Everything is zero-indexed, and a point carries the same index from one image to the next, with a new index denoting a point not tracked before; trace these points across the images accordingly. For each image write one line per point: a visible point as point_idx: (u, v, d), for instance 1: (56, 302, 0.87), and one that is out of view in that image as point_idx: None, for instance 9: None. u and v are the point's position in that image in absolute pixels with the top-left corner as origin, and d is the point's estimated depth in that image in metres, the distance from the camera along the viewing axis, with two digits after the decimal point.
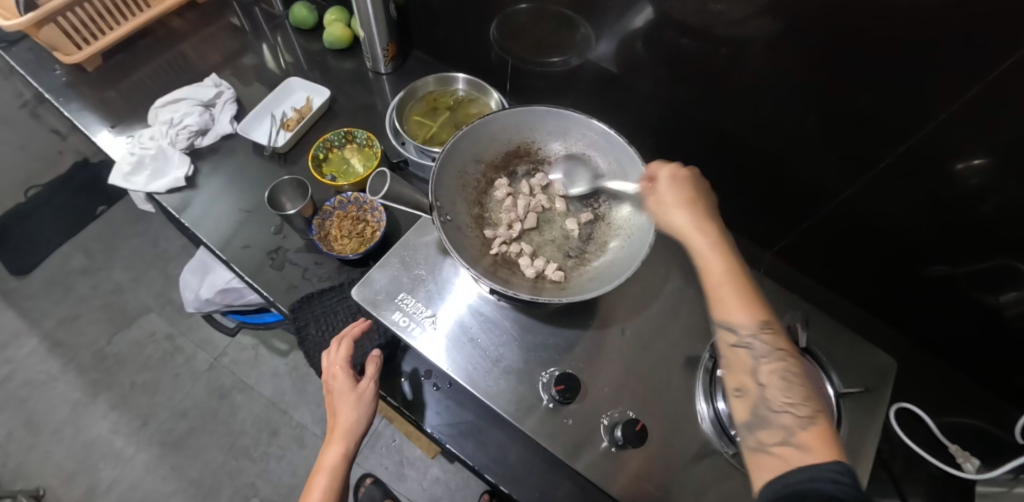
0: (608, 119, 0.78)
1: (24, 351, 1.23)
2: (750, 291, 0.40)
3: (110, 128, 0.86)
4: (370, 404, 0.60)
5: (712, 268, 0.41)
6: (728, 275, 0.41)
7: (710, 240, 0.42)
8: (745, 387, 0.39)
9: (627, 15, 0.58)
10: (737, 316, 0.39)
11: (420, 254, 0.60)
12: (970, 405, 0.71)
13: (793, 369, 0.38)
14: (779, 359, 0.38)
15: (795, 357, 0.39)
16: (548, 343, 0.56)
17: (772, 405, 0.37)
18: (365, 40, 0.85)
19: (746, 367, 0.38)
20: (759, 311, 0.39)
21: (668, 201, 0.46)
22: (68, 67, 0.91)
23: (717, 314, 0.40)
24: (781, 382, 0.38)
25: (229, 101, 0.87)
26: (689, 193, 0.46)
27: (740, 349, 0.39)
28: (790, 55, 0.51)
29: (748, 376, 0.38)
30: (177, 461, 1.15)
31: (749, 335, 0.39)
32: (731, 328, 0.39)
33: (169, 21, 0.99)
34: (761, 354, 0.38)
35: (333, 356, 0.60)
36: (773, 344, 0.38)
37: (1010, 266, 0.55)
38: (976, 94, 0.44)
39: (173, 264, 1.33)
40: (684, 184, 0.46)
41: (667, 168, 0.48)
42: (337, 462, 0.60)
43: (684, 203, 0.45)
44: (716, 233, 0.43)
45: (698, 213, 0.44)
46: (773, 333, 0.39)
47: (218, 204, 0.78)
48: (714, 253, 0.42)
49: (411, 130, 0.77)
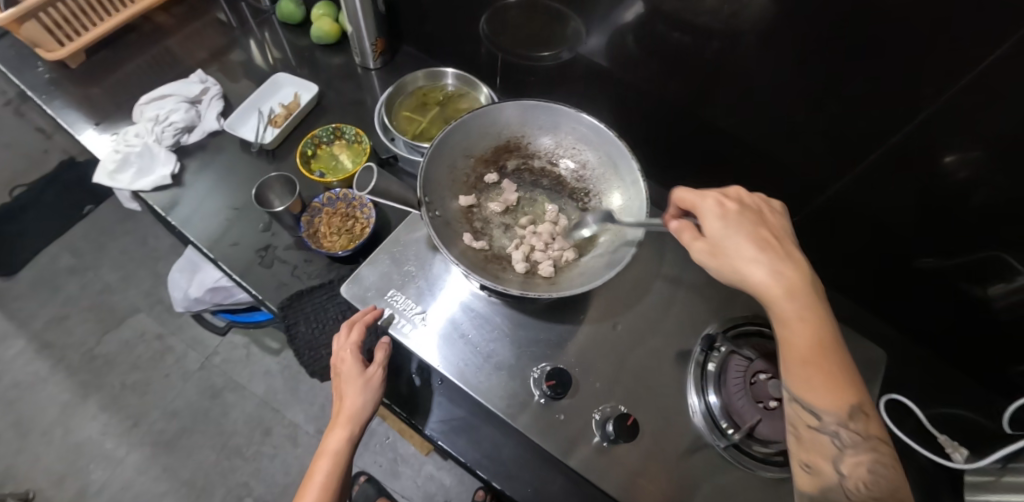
0: (599, 114, 0.78)
1: (12, 353, 1.21)
2: (839, 370, 0.37)
3: (95, 125, 0.85)
4: (376, 390, 0.57)
5: (797, 342, 0.37)
6: (816, 354, 0.37)
7: (800, 304, 0.37)
8: (820, 469, 0.37)
9: (617, 9, 0.58)
10: (823, 402, 0.37)
11: (409, 250, 0.60)
12: (960, 397, 0.72)
13: (881, 453, 0.37)
14: (866, 450, 0.36)
15: (884, 443, 0.37)
16: (539, 339, 0.56)
17: (849, 493, 0.36)
18: (353, 35, 0.84)
19: (826, 453, 0.37)
20: (848, 395, 0.37)
21: (734, 250, 0.39)
22: (50, 64, 0.89)
23: (801, 395, 0.38)
24: (866, 470, 0.36)
25: (216, 98, 0.86)
26: (755, 233, 0.40)
27: (822, 434, 0.37)
28: (782, 45, 0.50)
29: (825, 459, 0.37)
30: (169, 462, 1.14)
31: (834, 423, 0.37)
32: (813, 412, 0.37)
33: (153, 17, 0.97)
34: (847, 442, 0.37)
35: (342, 339, 0.58)
36: (859, 431, 0.37)
37: (999, 258, 0.56)
38: (967, 85, 0.44)
39: (162, 264, 1.31)
40: (741, 222, 0.41)
41: (712, 200, 0.42)
42: (340, 448, 0.57)
43: (760, 249, 0.39)
44: (803, 294, 0.38)
45: (777, 258, 0.39)
46: (863, 420, 0.37)
47: (206, 202, 0.77)
48: (801, 325, 0.37)
49: (401, 126, 0.76)
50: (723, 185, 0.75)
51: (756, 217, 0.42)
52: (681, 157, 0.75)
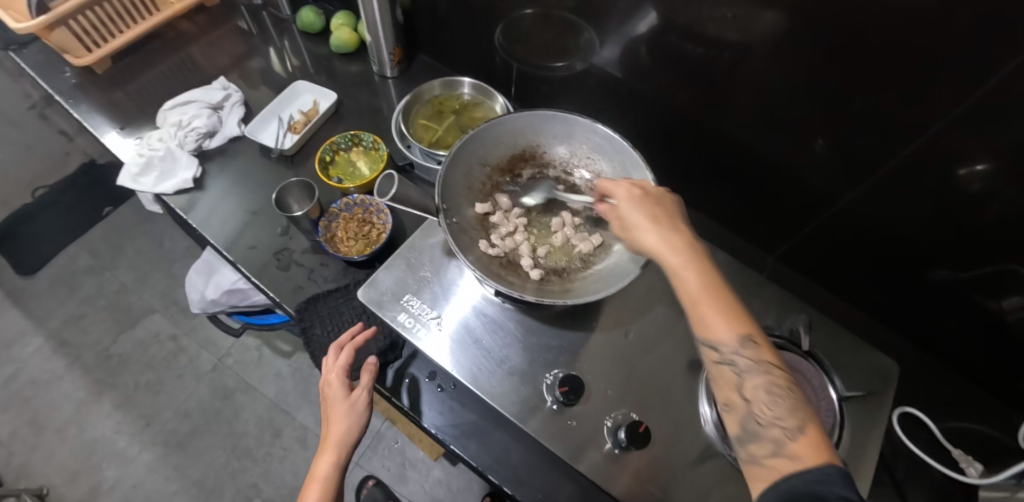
0: (612, 123, 0.79)
1: (29, 350, 1.24)
2: (731, 304, 0.39)
3: (119, 129, 0.87)
4: (361, 413, 0.60)
5: (688, 288, 0.39)
6: (704, 294, 0.39)
7: (682, 257, 0.41)
8: (732, 402, 0.38)
9: (632, 20, 0.59)
10: (718, 332, 0.38)
11: (425, 255, 0.61)
12: (974, 410, 0.71)
13: (778, 380, 0.37)
14: (763, 374, 0.37)
15: (781, 370, 0.38)
16: (552, 345, 0.57)
17: (757, 418, 0.36)
18: (371, 44, 0.86)
19: (732, 383, 0.37)
20: (739, 324, 0.38)
21: (635, 223, 0.44)
22: (78, 69, 0.92)
23: (700, 331, 0.39)
24: (767, 396, 0.36)
25: (237, 104, 0.88)
26: (652, 211, 0.44)
27: (723, 365, 0.38)
28: (794, 59, 0.51)
29: (734, 391, 0.37)
30: (180, 461, 1.15)
31: (731, 351, 0.37)
32: (713, 345, 0.38)
33: (177, 25, 1.00)
34: (745, 369, 0.37)
35: (328, 365, 0.61)
36: (756, 357, 0.37)
37: (1012, 271, 0.56)
38: (980, 98, 0.44)
39: (177, 265, 1.34)
40: (642, 201, 0.45)
41: (623, 187, 0.46)
42: (328, 474, 0.60)
43: (651, 220, 0.43)
44: (687, 248, 0.41)
45: (668, 228, 0.43)
46: (755, 347, 0.37)
47: (226, 205, 0.79)
48: (688, 272, 0.40)
49: (417, 133, 0.78)
50: (734, 196, 0.76)
51: (654, 197, 0.46)
52: (693, 166, 0.76)
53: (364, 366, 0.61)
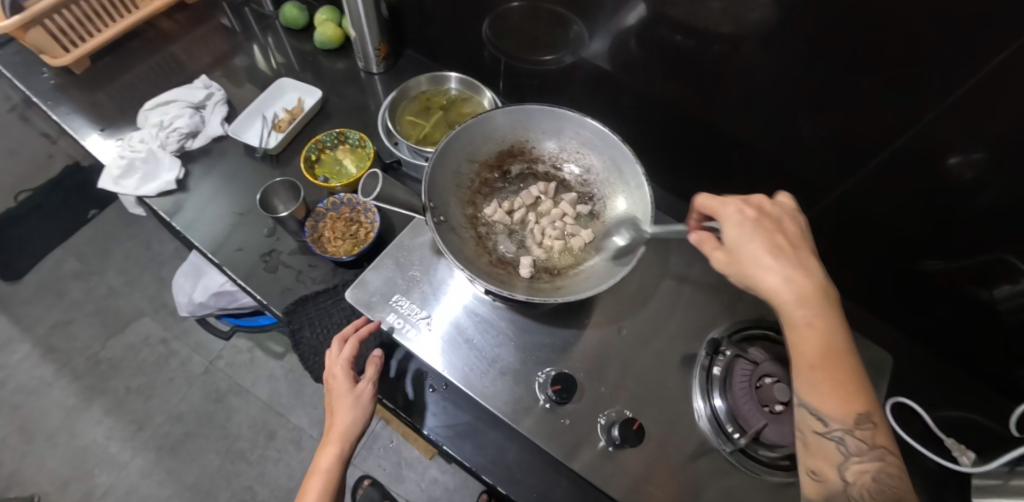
0: (602, 117, 0.78)
1: (17, 357, 1.22)
2: (850, 379, 0.38)
3: (100, 131, 0.85)
4: (368, 405, 0.59)
5: (805, 347, 0.38)
6: (822, 360, 0.38)
7: (807, 312, 0.38)
8: (824, 474, 0.39)
9: (621, 12, 0.58)
10: (832, 408, 0.38)
11: (414, 255, 0.60)
12: (967, 398, 0.71)
13: (885, 463, 0.38)
14: (875, 459, 0.37)
15: (893, 455, 0.39)
16: (543, 343, 0.56)
17: (853, 498, 0.37)
18: (356, 40, 0.84)
19: (832, 459, 0.38)
20: (855, 402, 0.38)
21: (749, 257, 0.40)
22: (56, 70, 0.90)
23: (810, 401, 0.39)
24: (872, 480, 0.37)
25: (220, 103, 0.86)
26: (772, 241, 0.41)
27: (827, 440, 0.38)
28: (785, 50, 0.50)
29: (831, 466, 0.38)
30: (174, 466, 1.14)
31: (839, 430, 0.38)
32: (821, 418, 0.38)
33: (157, 23, 0.98)
34: (853, 450, 0.38)
35: (333, 354, 0.60)
36: (866, 441, 0.38)
37: (1005, 260, 0.55)
38: (973, 86, 0.43)
39: (166, 268, 1.32)
40: (760, 229, 0.41)
41: (733, 208, 0.42)
42: (330, 466, 0.60)
43: (773, 254, 0.40)
44: (818, 301, 0.39)
45: (793, 263, 0.40)
46: (869, 429, 0.38)
47: (211, 207, 0.78)
48: (810, 330, 0.38)
49: (404, 130, 0.76)
50: (726, 189, 0.75)
51: (772, 219, 0.42)
52: (685, 159, 0.75)
53: (369, 358, 0.61)
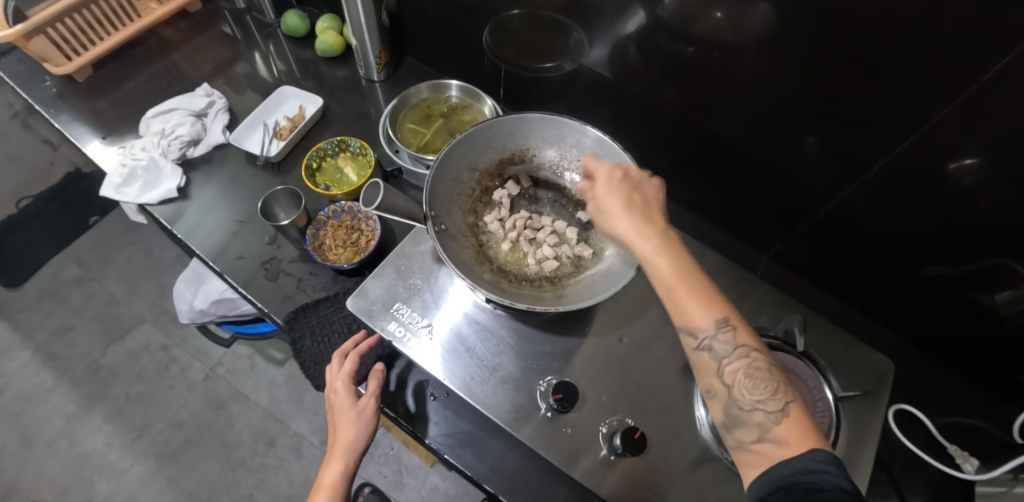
0: (601, 124, 0.79)
1: (17, 364, 1.22)
2: (705, 288, 0.38)
3: (102, 138, 0.85)
4: (370, 420, 0.60)
5: (661, 274, 0.38)
6: (678, 281, 0.37)
7: (653, 245, 0.38)
8: (714, 388, 0.38)
9: (620, 19, 0.58)
10: (695, 319, 0.37)
11: (415, 263, 0.60)
12: (970, 405, 0.71)
13: (757, 361, 0.37)
14: (742, 358, 0.36)
15: (761, 350, 0.37)
16: (545, 352, 0.56)
17: (739, 404, 0.36)
18: (357, 48, 0.84)
19: (711, 370, 0.37)
20: (716, 308, 0.37)
21: (607, 209, 0.41)
22: (58, 78, 0.90)
23: (677, 319, 0.38)
24: (747, 379, 0.36)
25: (222, 111, 0.87)
26: (627, 196, 0.42)
27: (702, 352, 0.37)
28: (784, 58, 0.50)
29: (714, 378, 0.37)
30: (174, 473, 1.13)
31: (708, 338, 0.37)
32: (690, 332, 0.37)
33: (160, 31, 0.99)
34: (723, 354, 0.37)
35: (334, 370, 0.60)
36: (734, 342, 0.36)
37: (1006, 266, 0.55)
38: (973, 94, 0.44)
39: (167, 274, 1.32)
40: (616, 184, 0.42)
41: (605, 169, 0.44)
42: (335, 481, 0.60)
43: (624, 207, 0.41)
44: (658, 234, 0.39)
45: (640, 214, 0.40)
46: (731, 330, 0.37)
47: (212, 215, 0.78)
48: (659, 257, 0.38)
49: (405, 138, 0.77)
50: (725, 195, 0.75)
51: (634, 180, 0.43)
52: (684, 166, 0.75)
53: (371, 372, 0.61)
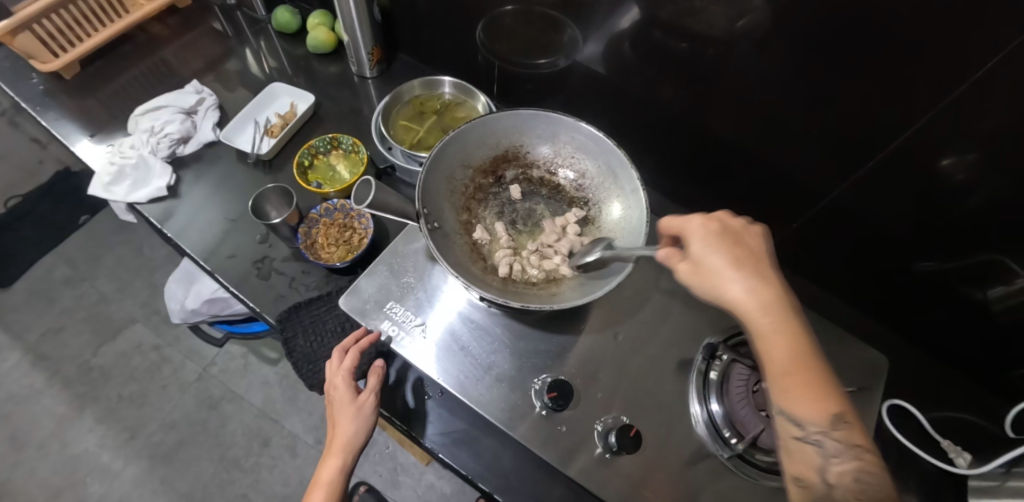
0: (595, 120, 0.78)
1: (6, 365, 1.20)
2: (820, 380, 0.36)
3: (90, 136, 0.84)
4: (369, 416, 0.59)
5: (774, 355, 0.37)
6: (792, 367, 0.36)
7: (772, 322, 0.37)
8: (809, 479, 0.37)
9: (614, 15, 0.58)
10: (806, 411, 0.36)
11: (408, 261, 0.59)
12: (962, 400, 0.72)
13: (867, 464, 0.36)
14: (852, 459, 0.35)
15: (872, 454, 0.36)
16: (540, 349, 0.56)
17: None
18: (349, 44, 0.83)
19: (812, 464, 0.36)
20: (831, 403, 0.36)
21: (712, 269, 0.38)
22: (45, 75, 0.89)
23: (783, 404, 0.37)
24: (855, 482, 0.35)
25: (212, 108, 0.86)
26: (733, 253, 0.39)
27: (806, 444, 0.36)
28: (778, 54, 0.50)
29: (813, 472, 0.36)
30: (167, 474, 1.13)
31: (817, 431, 0.36)
32: (796, 422, 0.36)
33: (148, 27, 0.97)
34: (833, 453, 0.36)
35: (333, 365, 0.59)
36: (846, 441, 0.36)
37: (999, 262, 0.55)
38: (967, 88, 0.44)
39: (158, 274, 1.31)
40: (723, 242, 0.39)
41: (698, 222, 0.40)
42: (332, 478, 0.60)
43: (734, 266, 0.38)
44: (784, 313, 0.37)
45: (756, 276, 0.38)
46: (846, 429, 0.36)
47: (202, 213, 0.77)
48: (776, 338, 0.36)
49: (398, 135, 0.76)
50: (720, 192, 0.75)
51: (737, 234, 0.40)
52: (679, 162, 0.75)
53: (371, 368, 0.60)
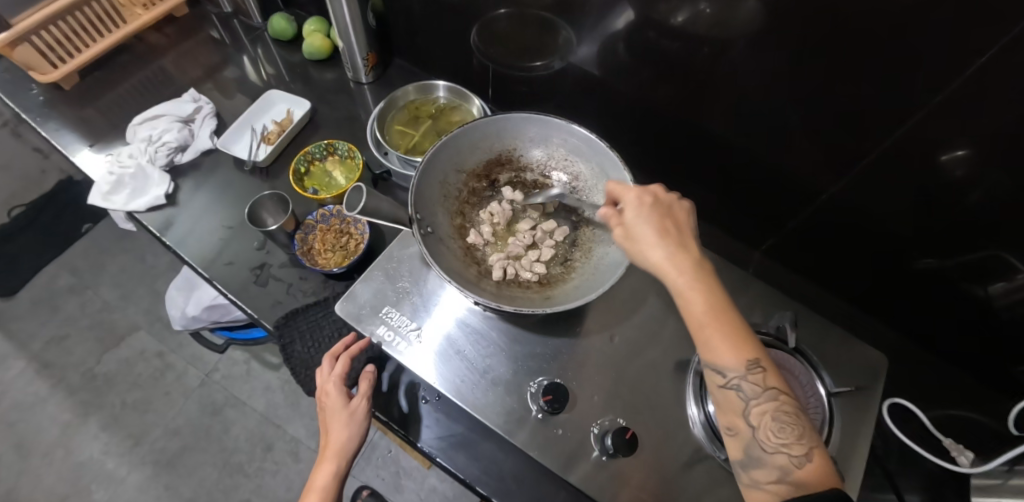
0: (589, 122, 0.78)
1: (12, 373, 1.21)
2: (735, 329, 0.39)
3: (90, 146, 0.85)
4: (361, 421, 0.60)
5: (693, 309, 0.40)
6: (709, 317, 0.39)
7: (685, 278, 0.40)
8: (736, 427, 0.39)
9: (608, 16, 0.57)
10: (724, 360, 0.39)
11: (403, 266, 0.60)
12: (968, 398, 0.71)
13: (785, 404, 0.38)
14: (770, 401, 0.38)
15: (788, 394, 0.39)
16: (536, 353, 0.56)
17: (763, 444, 0.37)
18: (345, 49, 0.84)
19: (737, 410, 0.39)
20: (745, 350, 0.39)
21: (639, 238, 0.43)
22: (45, 86, 0.89)
23: (706, 357, 0.40)
24: (774, 421, 0.38)
25: (209, 116, 0.86)
26: (658, 223, 0.43)
27: (729, 391, 0.39)
28: (773, 54, 0.50)
29: (740, 417, 0.39)
30: (171, 480, 1.13)
31: (736, 378, 0.39)
32: (719, 371, 0.39)
33: (146, 36, 0.98)
34: (751, 396, 0.38)
35: (324, 372, 0.60)
36: (762, 384, 0.38)
37: (998, 257, 0.55)
38: (964, 83, 0.43)
39: (161, 281, 1.31)
40: (649, 213, 0.44)
41: (631, 193, 0.45)
42: (327, 483, 0.60)
43: (658, 235, 0.42)
44: (692, 268, 0.41)
45: (675, 244, 0.42)
46: (761, 372, 0.38)
47: (202, 221, 0.78)
48: (693, 292, 0.40)
49: (393, 140, 0.76)
50: (717, 192, 0.75)
51: (664, 204, 0.45)
52: (674, 162, 0.75)
53: (363, 373, 0.61)
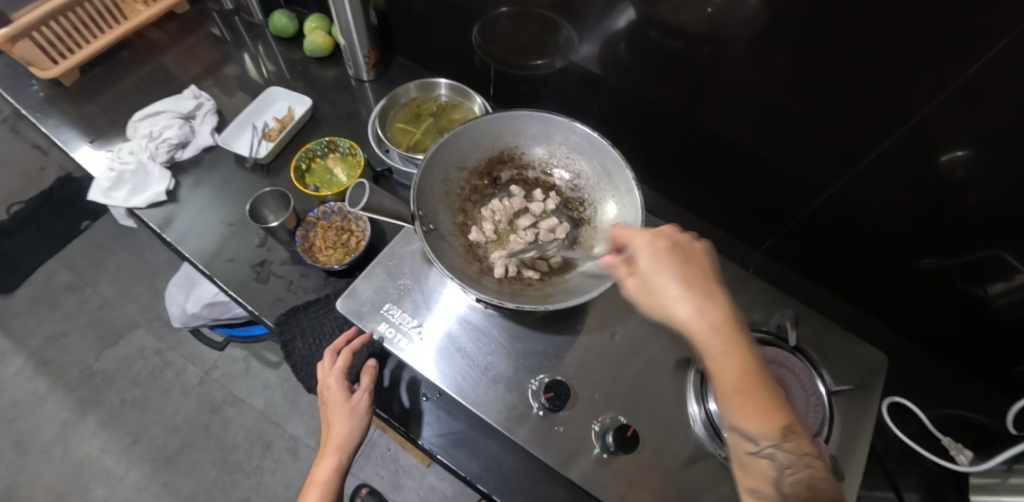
0: (591, 121, 0.78)
1: (11, 370, 1.21)
2: (766, 391, 0.34)
3: (90, 143, 0.85)
4: (362, 417, 0.59)
5: (721, 370, 0.35)
6: (739, 380, 0.34)
7: (713, 334, 0.35)
8: (765, 496, 0.33)
9: (610, 15, 0.57)
10: (753, 424, 0.33)
11: (405, 263, 0.60)
12: (967, 398, 0.71)
13: (825, 476, 0.33)
14: (806, 469, 0.32)
15: (826, 466, 0.33)
16: (537, 350, 0.56)
17: None
18: (346, 47, 0.84)
19: (768, 479, 0.33)
20: (777, 414, 0.33)
21: (661, 288, 0.37)
22: (45, 82, 0.89)
23: (731, 419, 0.34)
24: (812, 494, 0.32)
25: (210, 113, 0.86)
26: (679, 268, 0.38)
27: (761, 460, 0.33)
28: (774, 53, 0.50)
29: (770, 486, 0.33)
30: (170, 478, 1.13)
31: (768, 445, 0.33)
32: (747, 437, 0.33)
33: (147, 33, 0.98)
34: (785, 463, 0.33)
35: (326, 366, 0.60)
36: (797, 450, 0.33)
37: (998, 257, 0.55)
38: (963, 84, 0.43)
39: (160, 278, 1.31)
40: (666, 256, 0.38)
41: (645, 238, 0.40)
42: (328, 477, 0.60)
43: (683, 285, 0.37)
44: (717, 317, 0.36)
45: (700, 292, 0.36)
46: (796, 438, 0.33)
47: (203, 217, 0.77)
48: (726, 356, 0.34)
49: (395, 138, 0.76)
50: (718, 191, 0.75)
51: (682, 248, 0.39)
52: (675, 161, 0.75)
53: (364, 368, 0.61)
